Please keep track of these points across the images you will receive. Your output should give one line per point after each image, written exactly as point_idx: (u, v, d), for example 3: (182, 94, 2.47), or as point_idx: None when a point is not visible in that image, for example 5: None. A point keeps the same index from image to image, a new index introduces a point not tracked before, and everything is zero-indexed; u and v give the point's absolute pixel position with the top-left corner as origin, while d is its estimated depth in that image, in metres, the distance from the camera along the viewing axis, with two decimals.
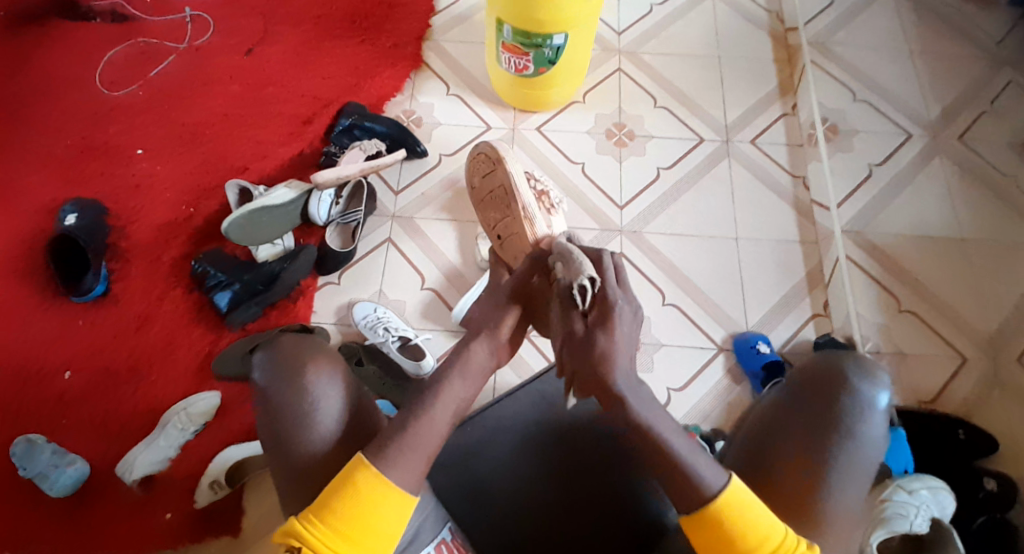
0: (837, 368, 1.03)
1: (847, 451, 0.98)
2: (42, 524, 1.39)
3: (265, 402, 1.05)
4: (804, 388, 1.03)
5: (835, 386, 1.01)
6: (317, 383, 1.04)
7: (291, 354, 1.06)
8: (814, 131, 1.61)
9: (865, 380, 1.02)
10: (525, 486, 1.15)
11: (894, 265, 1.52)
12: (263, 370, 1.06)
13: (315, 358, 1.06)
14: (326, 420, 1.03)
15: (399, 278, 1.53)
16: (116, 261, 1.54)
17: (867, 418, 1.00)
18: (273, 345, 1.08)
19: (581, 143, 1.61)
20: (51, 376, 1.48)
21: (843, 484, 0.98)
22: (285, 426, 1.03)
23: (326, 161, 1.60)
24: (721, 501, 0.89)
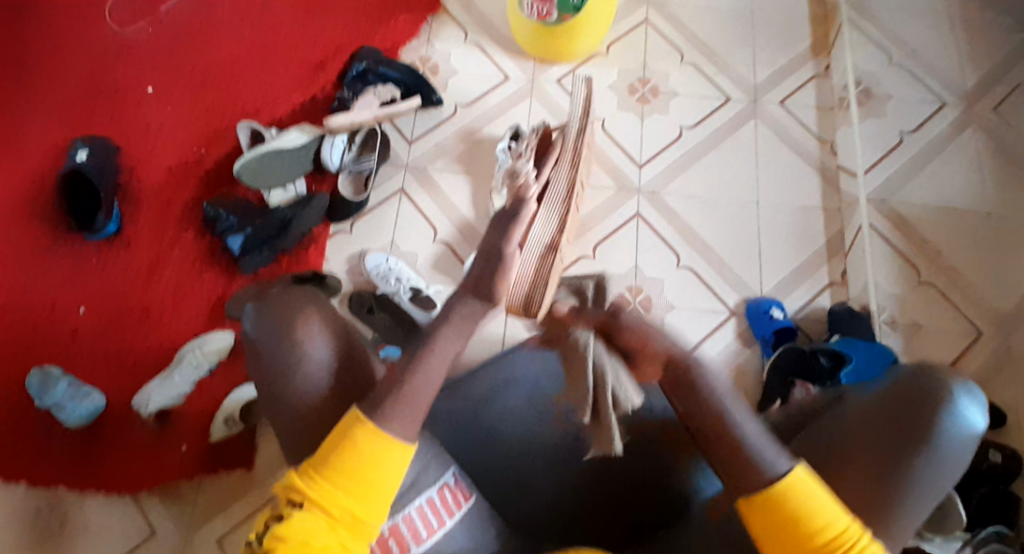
0: (941, 380, 1.00)
1: (930, 465, 0.97)
2: (57, 455, 1.41)
3: (257, 357, 1.06)
4: (899, 394, 1.01)
5: (935, 399, 0.99)
6: (304, 340, 1.04)
7: (280, 307, 1.06)
8: (845, 94, 1.55)
9: (965, 395, 0.99)
10: (557, 454, 1.20)
11: (917, 237, 1.48)
12: (252, 325, 1.06)
13: (303, 311, 1.05)
14: (315, 372, 1.03)
15: (412, 229, 1.51)
16: (128, 203, 1.54)
17: (960, 438, 0.98)
18: (263, 299, 1.08)
19: (603, 98, 1.57)
20: (66, 314, 1.48)
21: (919, 502, 0.97)
22: (277, 379, 1.04)
23: (339, 108, 1.55)
24: (785, 483, 0.88)
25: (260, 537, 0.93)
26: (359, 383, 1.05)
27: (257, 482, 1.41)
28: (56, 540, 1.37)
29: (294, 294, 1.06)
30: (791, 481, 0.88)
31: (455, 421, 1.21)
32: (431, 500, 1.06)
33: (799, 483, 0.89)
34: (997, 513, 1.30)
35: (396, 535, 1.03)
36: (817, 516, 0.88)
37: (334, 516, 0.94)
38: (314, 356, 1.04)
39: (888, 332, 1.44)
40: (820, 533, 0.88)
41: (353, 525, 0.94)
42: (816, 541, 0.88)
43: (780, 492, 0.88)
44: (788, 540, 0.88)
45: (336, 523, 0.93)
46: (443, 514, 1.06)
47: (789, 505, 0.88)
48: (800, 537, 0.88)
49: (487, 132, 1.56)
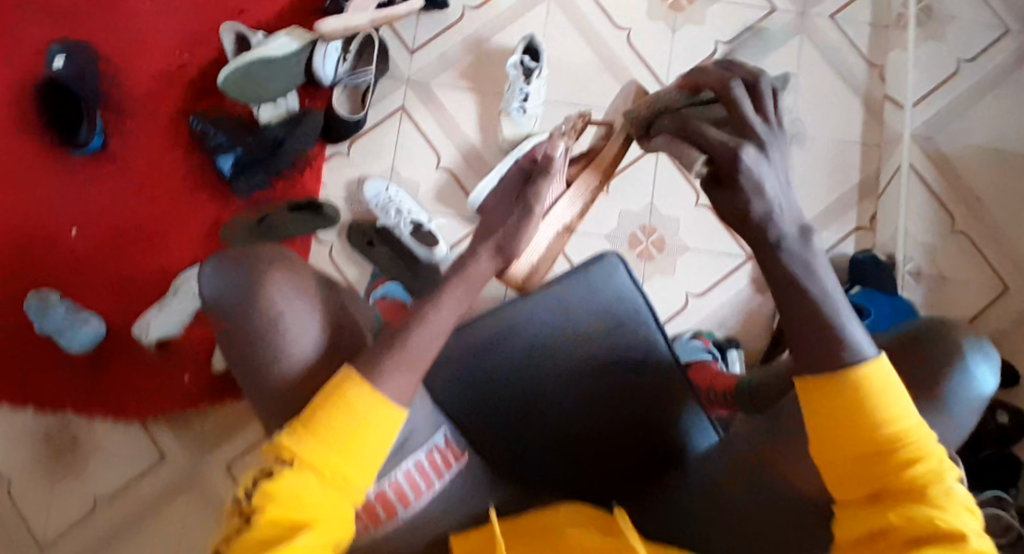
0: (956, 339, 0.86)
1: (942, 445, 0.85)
2: (64, 378, 1.43)
3: (219, 321, 0.91)
4: (912, 345, 0.87)
5: (950, 359, 0.85)
6: (271, 297, 0.89)
7: (244, 264, 0.92)
8: (905, 11, 1.36)
9: (980, 359, 0.86)
10: (546, 384, 1.07)
11: (957, 181, 1.36)
12: (211, 286, 0.91)
13: (271, 266, 0.91)
14: (295, 337, 0.90)
15: (413, 154, 1.40)
16: (110, 113, 1.43)
17: (971, 405, 0.85)
18: (221, 256, 0.93)
19: (628, 5, 1.39)
20: (58, 235, 1.44)
21: None
22: (248, 346, 0.90)
23: (332, 8, 1.41)
24: (864, 370, 0.74)
25: (246, 495, 0.77)
26: (345, 345, 0.92)
27: None
28: (69, 461, 1.42)
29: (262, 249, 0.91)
30: (870, 372, 0.74)
31: (438, 371, 1.08)
32: (420, 463, 0.95)
33: (876, 374, 0.74)
34: (994, 473, 1.33)
35: (382, 501, 0.92)
36: (884, 406, 0.73)
37: (326, 471, 0.77)
38: (287, 313, 0.90)
39: (911, 284, 1.35)
40: (887, 424, 0.73)
41: (348, 487, 0.78)
42: (882, 432, 0.73)
43: (856, 378, 0.74)
44: (845, 429, 0.74)
45: (327, 478, 0.77)
46: (436, 474, 0.95)
47: (862, 395, 0.74)
48: (860, 429, 0.73)
49: (496, 43, 1.40)
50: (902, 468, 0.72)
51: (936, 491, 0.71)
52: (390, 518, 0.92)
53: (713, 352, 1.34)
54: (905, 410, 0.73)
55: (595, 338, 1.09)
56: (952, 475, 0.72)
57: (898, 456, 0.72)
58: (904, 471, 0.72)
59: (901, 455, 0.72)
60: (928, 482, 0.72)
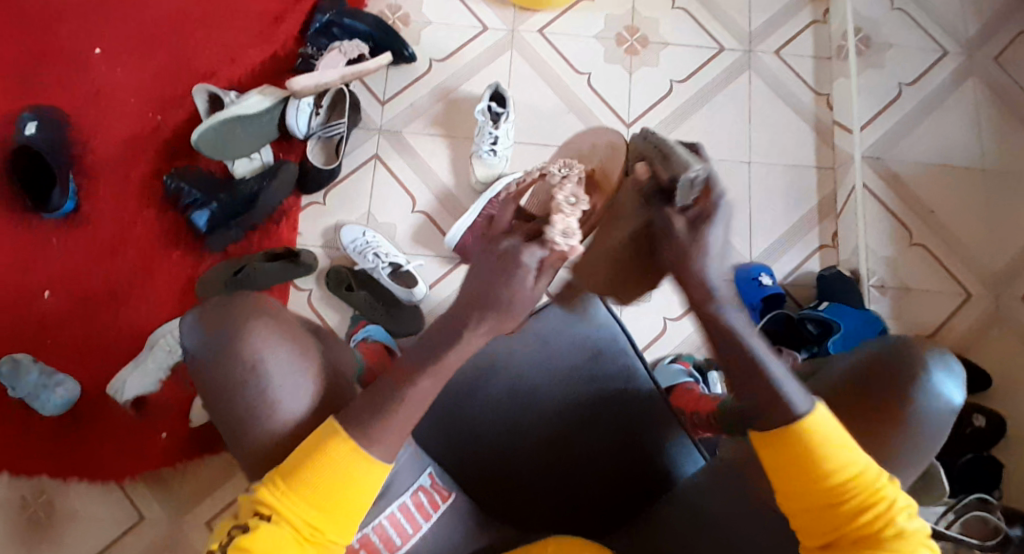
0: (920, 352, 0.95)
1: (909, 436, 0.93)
2: (39, 444, 1.40)
3: (202, 375, 0.93)
4: (878, 363, 0.96)
5: (914, 373, 0.93)
6: (259, 356, 0.92)
7: (225, 315, 0.94)
8: (844, 43, 1.46)
9: (944, 372, 0.94)
10: (537, 439, 1.13)
11: (910, 196, 1.44)
12: (192, 339, 0.94)
13: (251, 315, 0.94)
14: (279, 384, 0.92)
15: (389, 199, 1.44)
16: (84, 176, 1.44)
17: (937, 413, 0.93)
18: (200, 308, 0.95)
19: (587, 50, 1.47)
20: (27, 299, 1.41)
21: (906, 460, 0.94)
22: (232, 396, 0.92)
23: (303, 65, 1.46)
24: (805, 423, 0.81)
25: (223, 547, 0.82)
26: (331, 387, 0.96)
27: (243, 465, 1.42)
28: (44, 529, 1.38)
29: (244, 307, 0.93)
30: (814, 422, 0.81)
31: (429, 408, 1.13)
32: (405, 506, 1.01)
33: (820, 425, 0.81)
34: (977, 479, 1.32)
35: (368, 545, 0.97)
36: (831, 457, 0.80)
37: (303, 533, 0.83)
38: (275, 370, 0.92)
39: (878, 297, 1.41)
40: (835, 476, 0.80)
41: (319, 545, 0.84)
42: (832, 483, 0.80)
43: (801, 429, 0.81)
44: (801, 479, 0.81)
45: (304, 539, 0.83)
46: (422, 516, 1.01)
47: (806, 447, 0.81)
48: (815, 480, 0.81)
49: (465, 92, 1.47)
50: (857, 517, 0.80)
51: (895, 541, 0.79)
52: None
53: (694, 375, 1.38)
54: (850, 461, 0.81)
55: (573, 371, 1.16)
56: (902, 517, 0.80)
57: (849, 507, 0.80)
58: (856, 521, 0.80)
59: (850, 504, 0.80)
60: (880, 529, 0.79)
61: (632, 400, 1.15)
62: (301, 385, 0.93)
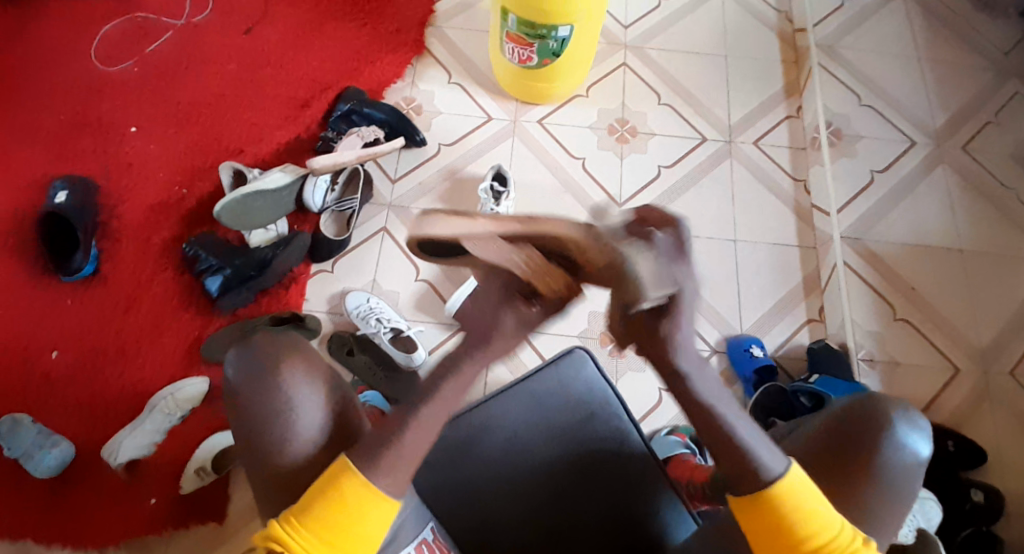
0: (886, 411, 0.98)
1: (880, 495, 0.95)
2: (27, 505, 1.37)
3: (237, 405, 0.99)
4: (847, 423, 0.99)
5: (881, 429, 0.97)
6: (292, 391, 0.98)
7: (265, 350, 1.00)
8: (817, 135, 1.60)
9: (910, 427, 0.98)
10: (529, 495, 1.10)
11: (892, 273, 1.51)
12: (235, 367, 1.00)
13: (292, 354, 1.00)
14: (305, 422, 0.97)
15: (394, 270, 1.52)
16: (106, 241, 1.53)
17: (907, 467, 0.96)
18: (246, 342, 1.01)
19: (583, 139, 1.61)
20: (38, 356, 1.45)
21: (892, 515, 0.95)
22: (262, 427, 0.97)
23: (323, 147, 1.59)
24: (779, 486, 0.88)
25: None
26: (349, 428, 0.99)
27: (229, 535, 1.38)
28: None
29: (281, 345, 1.00)
30: (789, 486, 0.88)
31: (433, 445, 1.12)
32: None
33: (796, 487, 0.88)
34: None
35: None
36: (810, 521, 0.88)
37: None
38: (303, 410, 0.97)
39: (866, 371, 1.45)
40: (813, 538, 0.88)
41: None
42: (811, 545, 0.88)
43: (775, 493, 0.88)
44: (778, 537, 0.89)
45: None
46: None
47: (784, 508, 0.88)
48: (791, 543, 0.88)
49: (469, 172, 1.59)
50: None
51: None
52: None
53: (690, 446, 1.38)
54: (825, 524, 0.88)
55: (567, 423, 1.15)
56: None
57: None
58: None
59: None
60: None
61: (622, 462, 1.12)
62: (323, 425, 0.98)
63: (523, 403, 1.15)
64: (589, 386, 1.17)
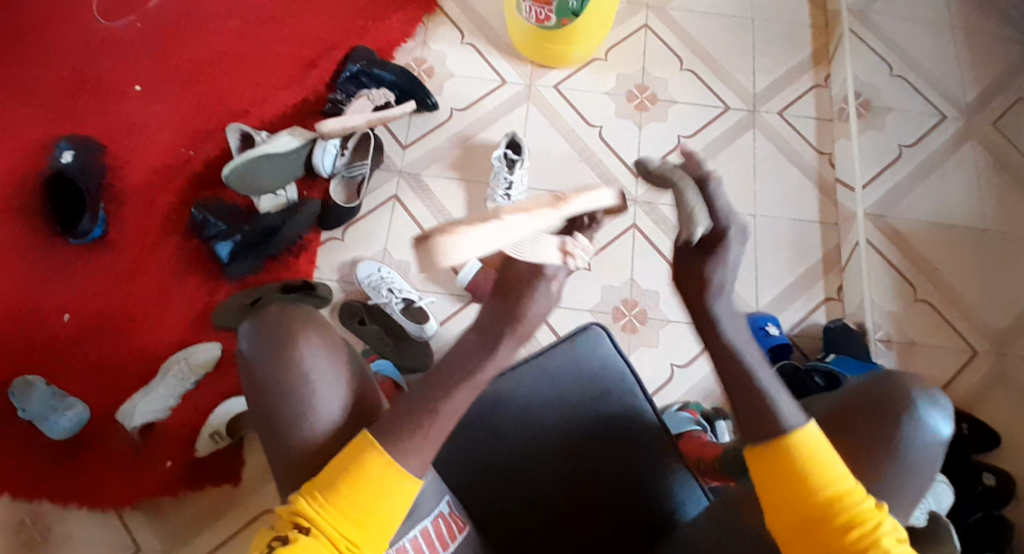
0: (905, 391, 0.94)
1: (899, 477, 0.91)
2: (40, 467, 1.36)
3: (252, 377, 0.97)
4: (866, 403, 0.94)
5: (900, 410, 0.93)
6: (303, 367, 0.95)
7: (273, 327, 0.97)
8: (845, 106, 1.55)
9: (931, 408, 0.93)
10: (541, 467, 1.09)
11: (914, 253, 1.47)
12: (248, 342, 0.98)
13: (305, 326, 0.98)
14: (320, 396, 0.95)
15: (406, 239, 1.50)
16: (113, 205, 1.50)
17: (928, 451, 0.92)
18: (258, 316, 0.99)
19: (600, 106, 1.56)
20: (48, 319, 1.43)
21: (905, 495, 0.91)
22: (275, 399, 0.95)
23: (331, 109, 1.55)
24: (794, 437, 0.84)
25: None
26: (369, 408, 0.98)
27: (242, 499, 1.37)
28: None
29: (288, 319, 0.97)
30: (804, 437, 0.84)
31: None
32: (427, 531, 0.99)
33: (812, 440, 0.84)
34: (987, 539, 1.25)
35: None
36: (824, 470, 0.83)
37: (339, 546, 0.85)
38: (316, 387, 0.95)
39: (883, 351, 1.41)
40: (830, 488, 0.83)
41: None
42: (827, 496, 0.83)
43: (791, 443, 0.84)
44: (791, 496, 0.84)
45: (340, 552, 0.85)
46: (440, 544, 0.99)
47: (797, 458, 0.84)
48: (807, 496, 0.83)
49: (482, 138, 1.55)
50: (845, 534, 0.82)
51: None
52: None
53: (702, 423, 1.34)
54: (842, 478, 0.83)
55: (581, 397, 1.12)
56: (888, 539, 0.81)
57: (838, 522, 0.82)
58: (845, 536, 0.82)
59: (840, 517, 0.82)
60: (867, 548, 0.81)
61: (635, 438, 1.11)
62: (338, 405, 0.95)
63: (535, 377, 1.12)
64: (602, 363, 1.14)
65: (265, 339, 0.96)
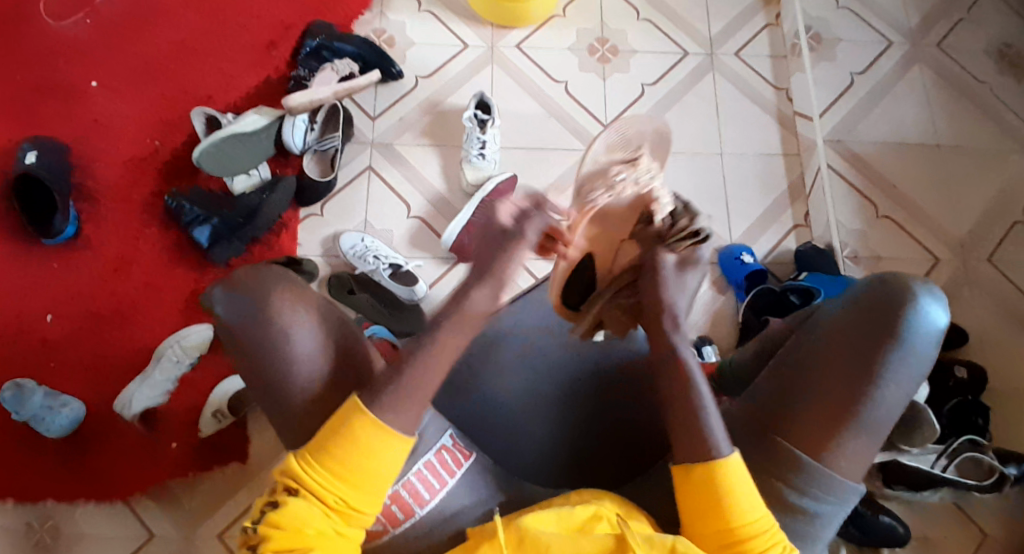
0: (902, 281, 0.92)
1: (900, 360, 0.90)
2: (41, 468, 1.35)
3: (239, 340, 0.93)
4: (865, 306, 0.92)
5: (901, 303, 0.91)
6: (292, 322, 0.92)
7: (256, 288, 0.93)
8: (797, 41, 1.60)
9: (927, 296, 0.92)
10: (538, 401, 1.08)
11: (874, 173, 1.53)
12: (223, 306, 0.93)
13: (282, 288, 0.93)
14: (320, 346, 0.92)
15: (385, 208, 1.51)
16: (84, 202, 1.48)
17: (926, 337, 0.91)
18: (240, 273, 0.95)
19: (564, 61, 1.59)
20: (32, 323, 1.41)
21: (902, 389, 0.90)
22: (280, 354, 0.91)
23: (296, 87, 1.54)
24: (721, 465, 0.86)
25: (255, 525, 0.84)
26: None
27: (252, 474, 1.37)
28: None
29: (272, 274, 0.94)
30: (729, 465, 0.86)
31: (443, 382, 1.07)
32: (430, 463, 0.96)
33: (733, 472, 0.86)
34: (965, 425, 1.33)
35: (399, 499, 0.94)
36: (738, 504, 0.85)
37: (330, 504, 0.84)
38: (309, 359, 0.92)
39: (853, 267, 1.47)
40: (738, 519, 0.85)
41: (348, 516, 0.85)
42: (730, 525, 0.85)
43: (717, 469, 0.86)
44: (707, 523, 0.86)
45: (332, 512, 0.84)
46: (447, 472, 0.97)
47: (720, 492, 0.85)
48: (718, 525, 0.85)
49: (450, 103, 1.57)
50: None
51: None
52: (408, 518, 0.94)
53: None
54: (750, 509, 0.85)
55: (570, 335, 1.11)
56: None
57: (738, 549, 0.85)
58: None
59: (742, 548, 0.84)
60: None
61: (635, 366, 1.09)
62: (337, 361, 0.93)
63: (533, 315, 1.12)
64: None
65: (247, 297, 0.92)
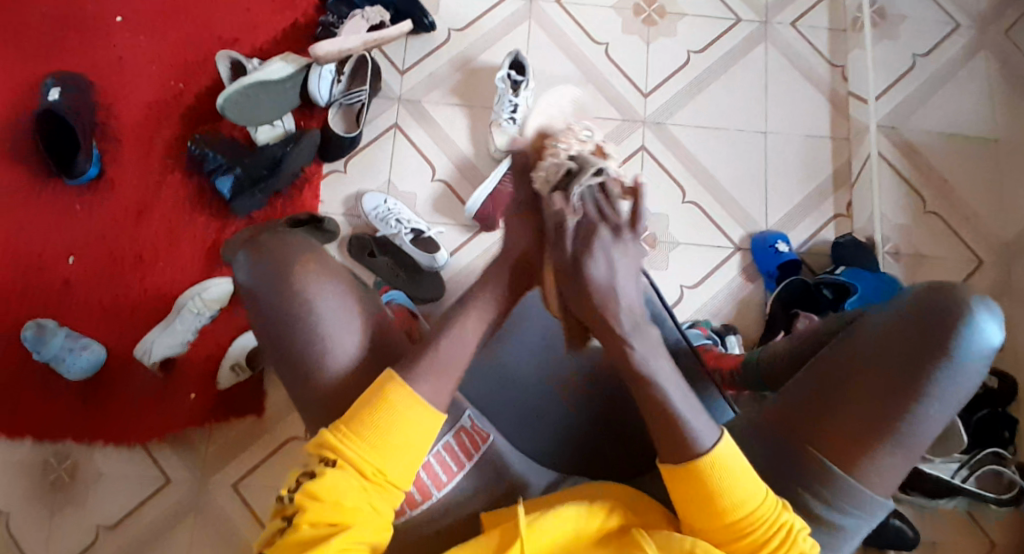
0: (956, 293, 0.83)
1: (941, 379, 0.81)
2: (62, 408, 1.38)
3: (260, 312, 0.91)
4: (907, 320, 0.84)
5: (948, 319, 0.82)
6: (317, 296, 0.89)
7: (280, 261, 0.90)
8: (859, 15, 1.51)
9: (982, 312, 0.82)
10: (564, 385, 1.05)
11: (925, 164, 1.45)
12: (248, 272, 0.91)
13: (309, 258, 0.90)
14: (334, 341, 0.89)
15: (410, 167, 1.46)
16: (107, 142, 1.46)
17: (973, 358, 0.82)
18: (255, 245, 0.92)
19: (606, 21, 1.51)
20: (54, 263, 1.42)
21: (940, 409, 0.82)
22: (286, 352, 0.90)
23: (324, 34, 1.47)
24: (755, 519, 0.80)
25: (291, 494, 0.82)
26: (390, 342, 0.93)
27: (268, 427, 1.39)
28: (69, 490, 1.36)
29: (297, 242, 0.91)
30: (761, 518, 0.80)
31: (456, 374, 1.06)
32: (448, 446, 0.95)
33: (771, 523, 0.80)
34: (988, 438, 1.30)
35: (418, 482, 0.93)
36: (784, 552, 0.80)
37: (368, 476, 0.82)
38: (336, 336, 0.89)
39: (893, 263, 1.39)
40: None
41: (386, 488, 0.83)
42: None
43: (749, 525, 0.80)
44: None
45: (369, 483, 0.82)
46: (462, 458, 0.95)
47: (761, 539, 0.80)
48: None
49: (483, 61, 1.50)
50: None
51: None
52: (425, 501, 0.93)
53: (713, 337, 1.31)
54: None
55: None
56: None
57: None
58: None
59: None
60: None
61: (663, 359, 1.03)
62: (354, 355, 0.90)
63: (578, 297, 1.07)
64: None
65: (273, 266, 0.89)
